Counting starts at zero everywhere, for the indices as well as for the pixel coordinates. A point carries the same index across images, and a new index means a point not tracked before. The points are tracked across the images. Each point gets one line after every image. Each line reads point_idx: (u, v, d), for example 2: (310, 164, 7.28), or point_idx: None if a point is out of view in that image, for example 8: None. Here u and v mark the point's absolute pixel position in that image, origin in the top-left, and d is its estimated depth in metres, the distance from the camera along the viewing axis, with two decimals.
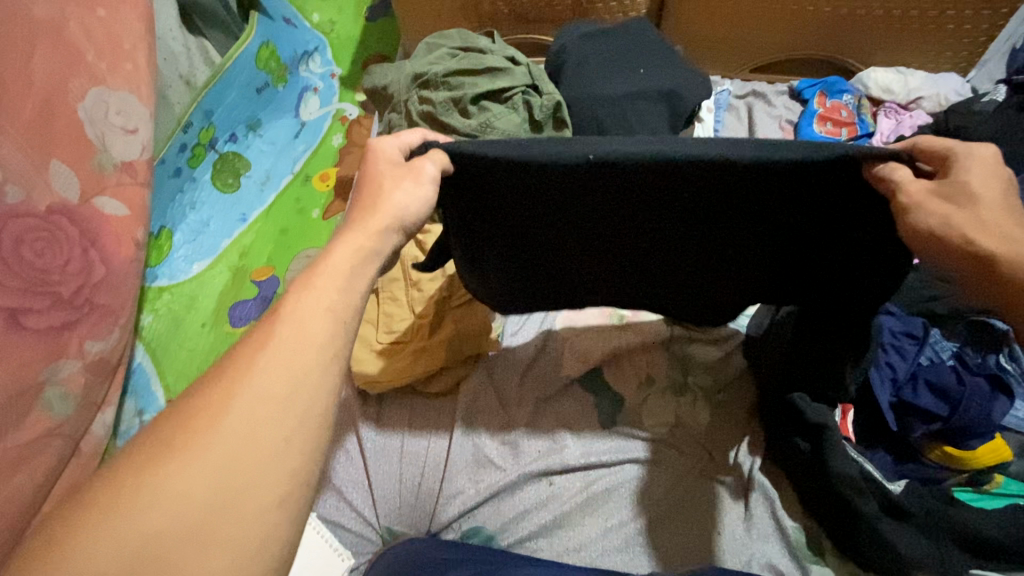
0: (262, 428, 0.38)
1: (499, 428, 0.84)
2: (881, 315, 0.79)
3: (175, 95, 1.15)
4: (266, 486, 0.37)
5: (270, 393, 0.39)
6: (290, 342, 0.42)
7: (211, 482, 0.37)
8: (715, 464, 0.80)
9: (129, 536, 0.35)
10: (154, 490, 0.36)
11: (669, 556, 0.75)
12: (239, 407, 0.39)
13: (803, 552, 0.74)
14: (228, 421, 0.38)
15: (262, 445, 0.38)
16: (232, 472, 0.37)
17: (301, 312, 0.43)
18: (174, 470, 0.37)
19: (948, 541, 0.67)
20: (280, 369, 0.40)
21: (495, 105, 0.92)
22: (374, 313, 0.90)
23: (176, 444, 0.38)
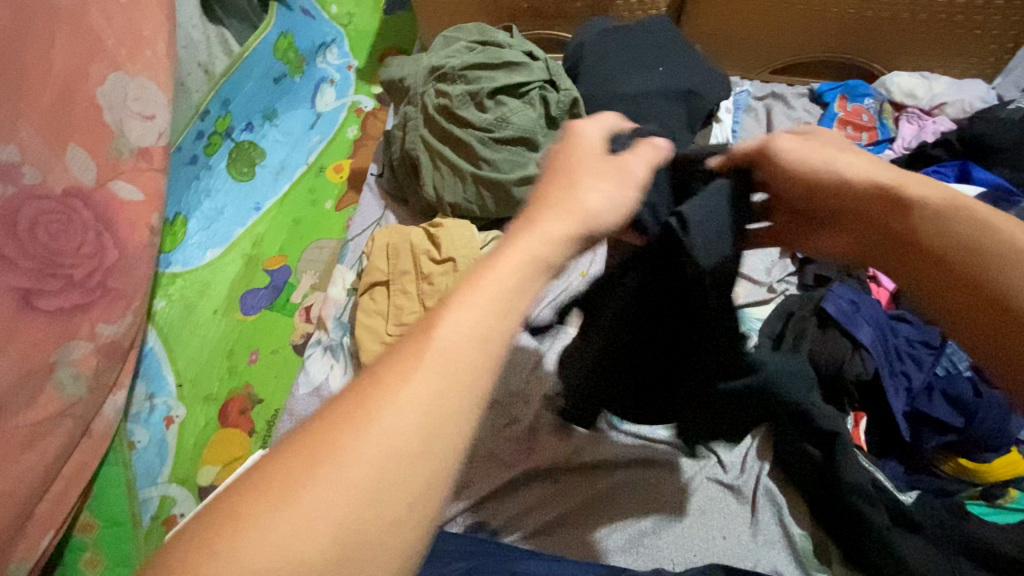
0: (387, 470, 0.33)
1: (505, 425, 0.84)
2: (897, 323, 0.78)
3: (193, 82, 1.16)
4: (411, 516, 0.33)
5: (405, 428, 0.34)
6: (436, 364, 0.36)
7: (355, 503, 0.32)
8: (723, 468, 0.79)
9: (246, 573, 0.30)
10: (269, 527, 0.31)
11: (675, 561, 0.74)
12: (368, 441, 0.33)
13: (810, 560, 0.73)
14: (358, 456, 0.33)
15: (388, 490, 0.33)
16: (351, 514, 0.32)
17: (453, 322, 0.37)
18: (291, 503, 0.31)
19: (960, 555, 0.66)
20: (437, 384, 0.35)
21: (511, 100, 0.92)
22: (384, 305, 0.90)
23: (300, 470, 0.32)
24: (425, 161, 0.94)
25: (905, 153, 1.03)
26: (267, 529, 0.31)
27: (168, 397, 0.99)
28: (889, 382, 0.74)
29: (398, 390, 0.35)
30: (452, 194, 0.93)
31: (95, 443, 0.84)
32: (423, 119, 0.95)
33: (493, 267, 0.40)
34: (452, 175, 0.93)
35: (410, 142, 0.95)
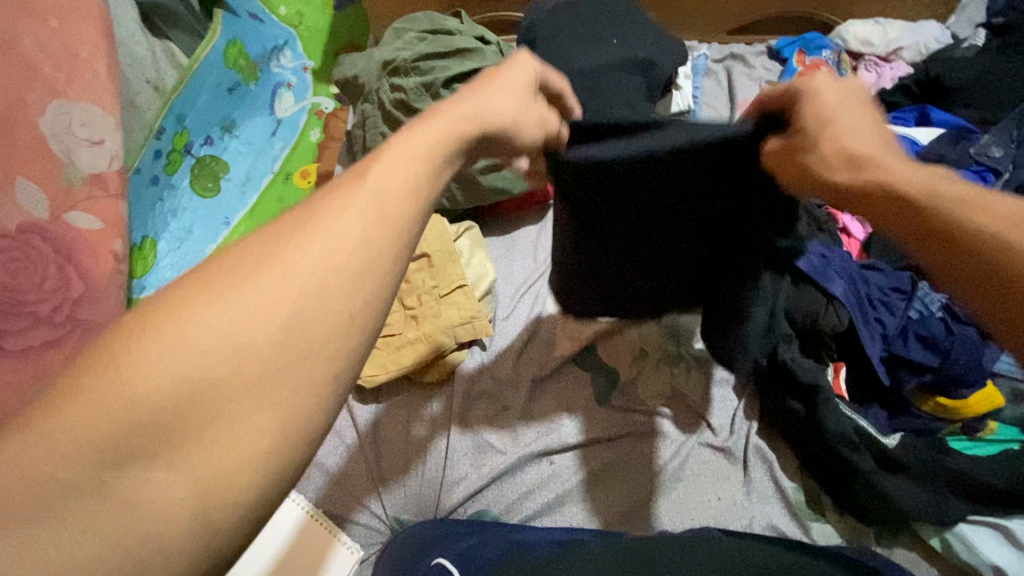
0: (327, 270, 0.32)
1: (497, 413, 0.85)
2: (869, 273, 0.79)
3: (144, 100, 1.11)
4: (327, 349, 0.31)
5: (333, 249, 0.33)
6: (375, 195, 0.36)
7: (266, 329, 0.30)
8: (713, 428, 0.81)
9: (165, 366, 0.28)
10: (186, 328, 0.29)
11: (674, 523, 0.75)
12: (308, 246, 0.32)
13: (803, 510, 0.75)
14: (282, 269, 0.32)
15: (315, 300, 0.31)
16: (289, 315, 0.31)
17: (383, 180, 0.37)
18: (207, 307, 0.30)
19: (945, 489, 0.69)
20: (353, 231, 0.34)
21: None
22: None
23: (225, 284, 0.31)
24: None
25: None
26: (184, 326, 0.29)
27: None
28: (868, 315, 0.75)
29: (319, 227, 0.33)
30: None
31: None
32: (382, 115, 0.93)
33: (427, 130, 0.42)
34: None
35: (371, 141, 0.93)
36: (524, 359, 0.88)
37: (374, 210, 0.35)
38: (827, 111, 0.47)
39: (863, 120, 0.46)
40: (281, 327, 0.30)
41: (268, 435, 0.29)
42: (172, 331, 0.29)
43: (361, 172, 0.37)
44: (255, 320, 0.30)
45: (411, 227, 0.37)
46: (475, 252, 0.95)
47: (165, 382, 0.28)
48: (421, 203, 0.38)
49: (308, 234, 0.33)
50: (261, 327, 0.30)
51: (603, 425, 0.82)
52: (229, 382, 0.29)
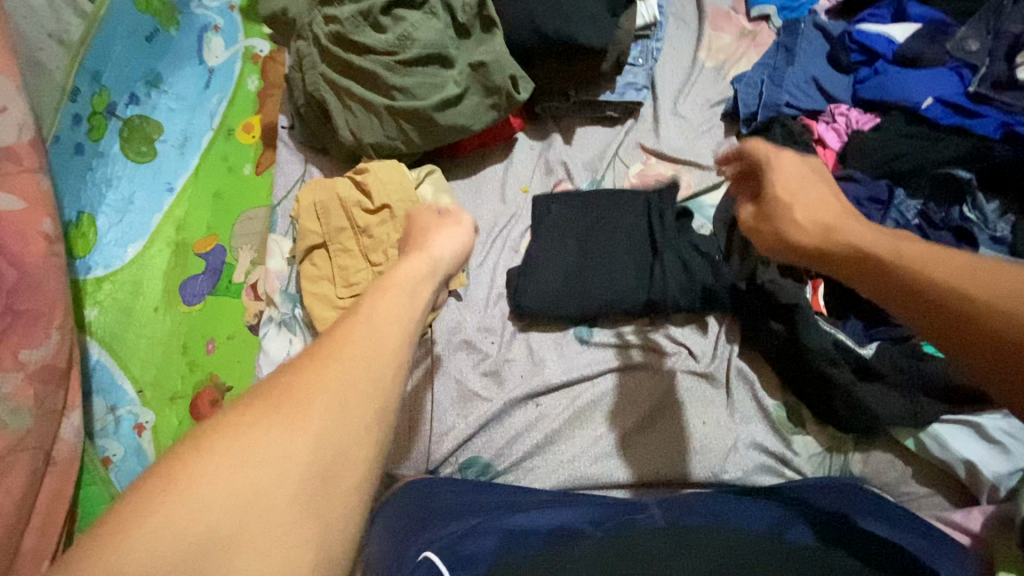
0: (312, 459, 0.34)
1: (479, 360, 0.84)
2: (845, 184, 0.76)
3: (50, 57, 0.99)
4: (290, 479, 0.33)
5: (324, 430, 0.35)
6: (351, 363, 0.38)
7: (222, 500, 0.31)
8: (698, 355, 0.81)
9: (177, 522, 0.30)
10: (192, 489, 0.31)
11: (667, 468, 0.76)
12: (277, 435, 0.34)
13: (784, 425, 0.78)
14: (277, 463, 0.33)
15: (304, 506, 0.32)
16: (272, 497, 0.32)
17: (374, 314, 0.42)
18: (212, 481, 0.31)
19: (919, 394, 0.72)
20: (342, 384, 0.37)
21: (411, 13, 0.82)
22: (327, 268, 0.85)
23: (211, 443, 0.33)
24: (333, 102, 0.83)
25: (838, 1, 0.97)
26: (190, 498, 0.30)
27: (134, 406, 0.95)
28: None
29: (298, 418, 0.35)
30: (373, 134, 0.84)
31: (63, 467, 0.81)
32: (319, 53, 0.84)
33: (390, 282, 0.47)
34: (366, 113, 0.83)
35: (311, 83, 0.84)
36: (502, 307, 0.87)
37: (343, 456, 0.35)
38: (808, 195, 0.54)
39: (814, 196, 0.55)
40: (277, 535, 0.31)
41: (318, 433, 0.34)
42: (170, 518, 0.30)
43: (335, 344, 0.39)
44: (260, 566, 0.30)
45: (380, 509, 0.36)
46: (440, 199, 0.88)
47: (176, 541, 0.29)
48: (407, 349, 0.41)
49: (303, 426, 0.34)
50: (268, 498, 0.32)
51: (586, 363, 0.83)
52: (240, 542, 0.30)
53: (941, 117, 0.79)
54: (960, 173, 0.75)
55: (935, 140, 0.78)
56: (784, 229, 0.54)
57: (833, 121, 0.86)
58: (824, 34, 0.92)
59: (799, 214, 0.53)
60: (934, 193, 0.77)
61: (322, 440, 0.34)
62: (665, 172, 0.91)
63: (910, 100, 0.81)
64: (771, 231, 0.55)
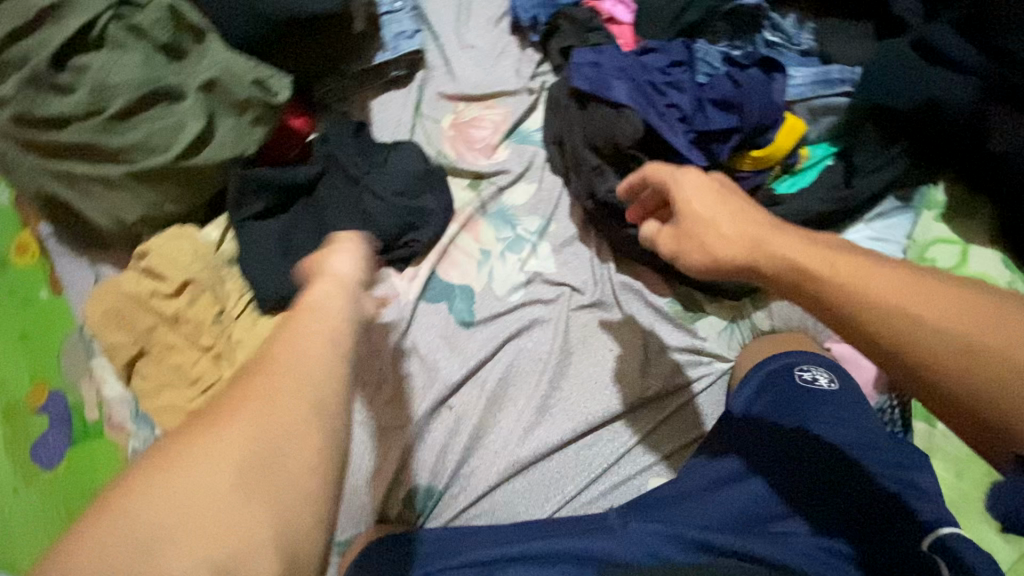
0: (256, 442, 0.29)
1: (376, 392, 0.76)
2: (642, 57, 0.71)
3: None
4: (239, 460, 0.28)
5: (283, 414, 0.30)
6: (296, 399, 0.31)
7: (173, 504, 0.27)
8: (582, 287, 0.78)
9: (134, 527, 0.26)
10: (128, 511, 0.26)
11: (595, 408, 0.74)
12: (230, 424, 0.29)
13: (683, 316, 0.77)
14: (210, 458, 0.28)
15: (251, 465, 0.29)
16: (228, 482, 0.28)
17: (286, 376, 0.32)
18: (150, 490, 0.27)
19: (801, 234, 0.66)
20: (286, 392, 0.31)
21: (95, 56, 0.65)
22: (155, 373, 0.70)
23: (169, 448, 0.29)
24: (69, 194, 0.69)
25: None
26: (131, 511, 0.26)
27: None
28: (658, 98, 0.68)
29: (248, 404, 0.30)
30: (133, 210, 0.70)
31: None
32: (15, 143, 0.66)
33: (297, 328, 0.35)
34: (110, 190, 0.69)
35: (30, 183, 0.68)
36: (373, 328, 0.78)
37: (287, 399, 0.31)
38: (752, 236, 0.46)
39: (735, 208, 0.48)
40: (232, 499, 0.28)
41: (267, 425, 0.30)
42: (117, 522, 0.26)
43: (250, 379, 0.32)
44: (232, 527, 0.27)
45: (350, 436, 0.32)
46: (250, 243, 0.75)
47: (114, 561, 0.25)
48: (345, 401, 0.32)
49: (248, 415, 0.30)
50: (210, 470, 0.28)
51: (482, 344, 0.77)
52: (171, 548, 0.26)
53: None
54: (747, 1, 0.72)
55: None
56: (713, 250, 0.47)
57: None
58: None
59: (729, 228, 0.47)
60: (733, 30, 0.73)
61: (268, 400, 0.31)
62: (477, 113, 0.83)
63: None
64: (699, 251, 0.48)
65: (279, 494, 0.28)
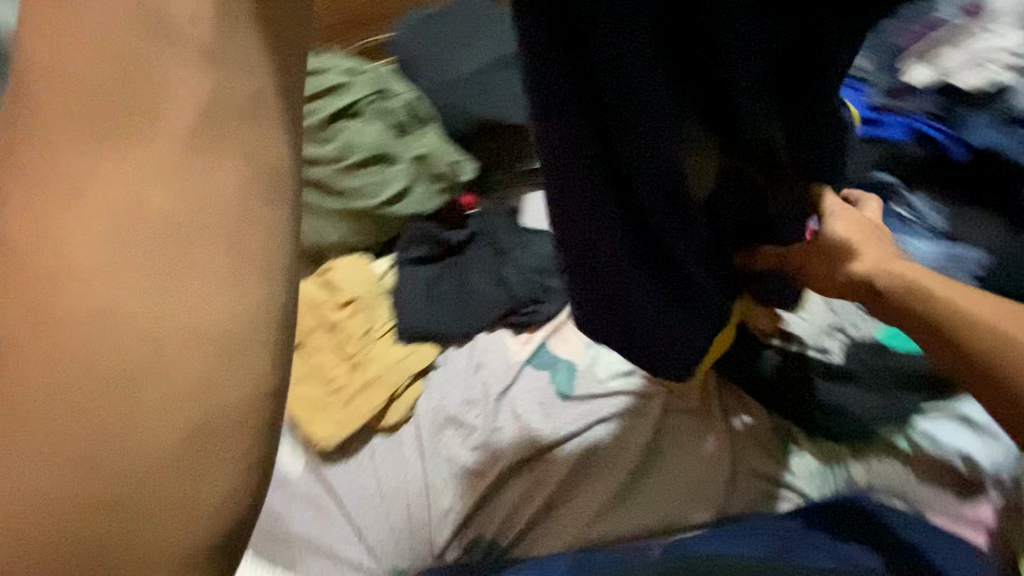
0: (148, 232, 0.24)
1: (468, 436, 0.83)
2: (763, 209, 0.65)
3: None
4: (132, 253, 0.23)
5: (166, 196, 0.24)
6: (188, 119, 0.24)
7: (103, 313, 0.23)
8: (682, 392, 0.81)
9: (75, 359, 0.23)
10: (68, 311, 0.23)
11: (674, 509, 0.76)
12: (133, 177, 0.24)
13: (778, 447, 0.77)
14: (112, 219, 0.23)
15: (175, 209, 0.24)
16: (148, 266, 0.23)
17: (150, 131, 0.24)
18: (83, 270, 0.23)
19: (895, 388, 0.76)
20: (166, 128, 0.24)
21: (350, 122, 0.88)
22: (303, 369, 0.87)
23: (74, 213, 0.23)
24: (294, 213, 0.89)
25: None
26: (68, 325, 0.23)
27: None
28: (614, 97, 0.42)
29: (118, 178, 0.24)
30: (334, 235, 0.90)
31: None
32: None
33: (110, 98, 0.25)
34: (325, 219, 0.89)
35: None
36: (482, 377, 0.86)
37: (189, 51, 0.25)
38: None
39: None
40: (169, 242, 0.24)
41: (173, 186, 0.24)
42: (67, 261, 0.23)
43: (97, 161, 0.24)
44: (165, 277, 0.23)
45: (252, 208, 0.25)
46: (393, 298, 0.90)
47: (82, 348, 0.23)
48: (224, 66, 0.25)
49: (132, 189, 0.24)
50: (140, 251, 0.23)
51: (577, 418, 0.82)
52: (120, 386, 0.23)
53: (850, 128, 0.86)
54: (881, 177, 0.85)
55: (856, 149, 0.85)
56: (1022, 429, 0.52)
57: None
58: None
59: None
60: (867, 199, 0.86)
61: (140, 149, 0.24)
62: None
63: None
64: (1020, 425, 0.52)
65: (225, 189, 0.24)
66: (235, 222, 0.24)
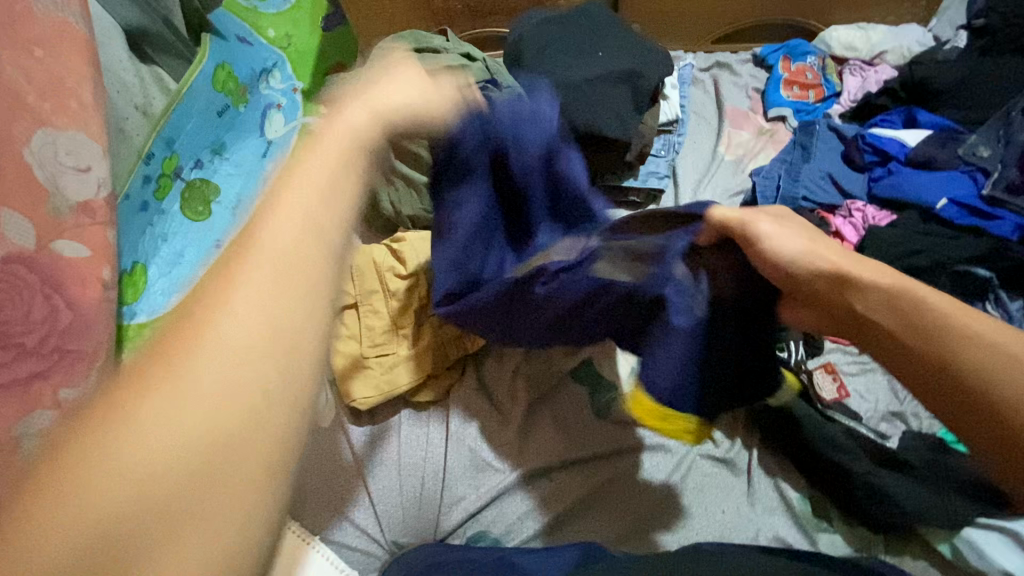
0: (223, 388, 0.30)
1: (495, 430, 0.83)
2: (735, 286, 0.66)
3: (133, 126, 0.93)
4: (199, 413, 0.29)
5: (235, 374, 0.30)
6: (265, 293, 0.32)
7: (156, 456, 0.28)
8: (717, 440, 0.81)
9: (119, 487, 0.27)
10: (114, 453, 0.27)
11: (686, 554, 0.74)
12: (208, 351, 0.30)
13: (810, 521, 0.74)
14: (189, 393, 0.29)
15: (243, 387, 0.30)
16: (205, 432, 0.29)
17: (246, 295, 0.32)
18: (149, 428, 0.28)
19: (950, 489, 0.70)
20: (259, 295, 0.32)
21: None
22: (355, 326, 0.88)
23: (147, 380, 0.29)
24: (379, 176, 0.92)
25: (851, 106, 1.05)
26: (120, 460, 0.27)
27: None
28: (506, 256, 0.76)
29: (202, 351, 0.30)
30: (411, 207, 0.92)
31: None
32: None
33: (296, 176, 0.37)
34: None
35: None
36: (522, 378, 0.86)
37: (316, 220, 0.35)
38: None
39: None
40: (230, 413, 0.30)
41: (246, 357, 0.31)
42: (130, 429, 0.28)
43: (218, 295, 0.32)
44: (218, 359, 0.30)
45: (297, 386, 0.32)
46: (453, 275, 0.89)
47: (136, 477, 0.27)
48: (341, 217, 0.37)
49: (202, 370, 0.30)
50: (206, 417, 0.29)
51: (607, 439, 0.81)
52: (170, 511, 0.27)
53: (956, 217, 0.84)
54: (980, 273, 0.80)
55: (955, 238, 0.83)
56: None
57: (850, 215, 0.90)
58: (838, 135, 0.99)
59: None
60: (958, 288, 0.82)
61: (217, 335, 0.31)
62: None
63: (926, 199, 0.87)
64: None
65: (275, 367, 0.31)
66: (280, 399, 0.31)
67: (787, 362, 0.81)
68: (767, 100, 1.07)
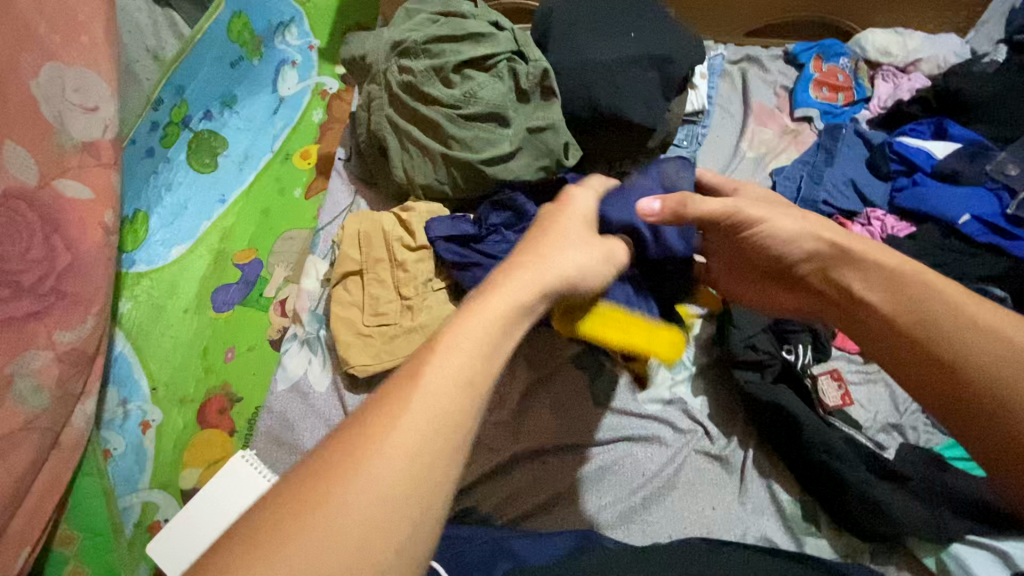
0: (380, 503, 0.32)
1: (493, 410, 0.82)
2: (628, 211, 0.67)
3: (143, 70, 0.92)
4: (358, 510, 0.31)
5: (391, 479, 0.33)
6: (426, 416, 0.35)
7: (331, 546, 0.30)
8: (712, 438, 0.80)
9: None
10: (296, 549, 0.30)
11: None
12: (374, 467, 0.33)
13: (798, 525, 0.75)
14: (359, 486, 0.32)
15: (403, 502, 0.32)
16: (366, 531, 0.31)
17: (413, 411, 0.35)
18: (331, 512, 0.31)
19: (942, 506, 0.70)
20: (421, 424, 0.35)
21: (479, 74, 0.88)
22: (358, 294, 0.86)
23: (324, 486, 0.32)
24: (394, 142, 0.89)
25: (881, 113, 1.03)
26: (301, 548, 0.30)
27: (144, 402, 0.86)
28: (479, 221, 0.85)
29: (370, 457, 0.33)
30: (424, 176, 0.89)
31: (67, 454, 0.75)
32: (388, 96, 0.90)
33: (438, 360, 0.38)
34: (423, 158, 0.88)
35: (376, 123, 0.90)
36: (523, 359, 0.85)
37: (466, 383, 0.37)
38: None
39: None
40: (388, 507, 0.32)
41: (400, 473, 0.33)
42: (313, 522, 0.31)
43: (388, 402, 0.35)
44: (391, 464, 0.33)
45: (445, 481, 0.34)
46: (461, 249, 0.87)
47: (307, 573, 0.30)
48: (481, 387, 0.38)
49: (369, 467, 0.33)
50: (370, 516, 0.31)
51: (604, 428, 0.81)
52: None
53: (977, 233, 0.83)
54: (995, 292, 0.80)
55: (971, 257, 0.82)
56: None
57: (868, 224, 0.89)
58: (865, 141, 0.97)
59: None
60: None
61: (386, 432, 0.34)
62: None
63: (948, 214, 0.85)
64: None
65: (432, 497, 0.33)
66: (427, 482, 0.33)
67: (793, 365, 0.81)
68: (796, 100, 1.05)
